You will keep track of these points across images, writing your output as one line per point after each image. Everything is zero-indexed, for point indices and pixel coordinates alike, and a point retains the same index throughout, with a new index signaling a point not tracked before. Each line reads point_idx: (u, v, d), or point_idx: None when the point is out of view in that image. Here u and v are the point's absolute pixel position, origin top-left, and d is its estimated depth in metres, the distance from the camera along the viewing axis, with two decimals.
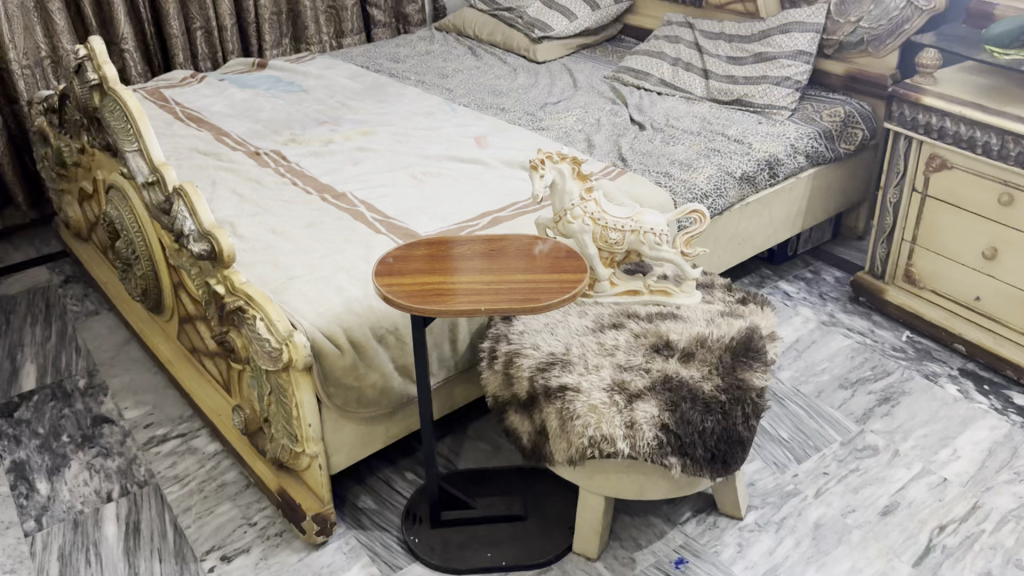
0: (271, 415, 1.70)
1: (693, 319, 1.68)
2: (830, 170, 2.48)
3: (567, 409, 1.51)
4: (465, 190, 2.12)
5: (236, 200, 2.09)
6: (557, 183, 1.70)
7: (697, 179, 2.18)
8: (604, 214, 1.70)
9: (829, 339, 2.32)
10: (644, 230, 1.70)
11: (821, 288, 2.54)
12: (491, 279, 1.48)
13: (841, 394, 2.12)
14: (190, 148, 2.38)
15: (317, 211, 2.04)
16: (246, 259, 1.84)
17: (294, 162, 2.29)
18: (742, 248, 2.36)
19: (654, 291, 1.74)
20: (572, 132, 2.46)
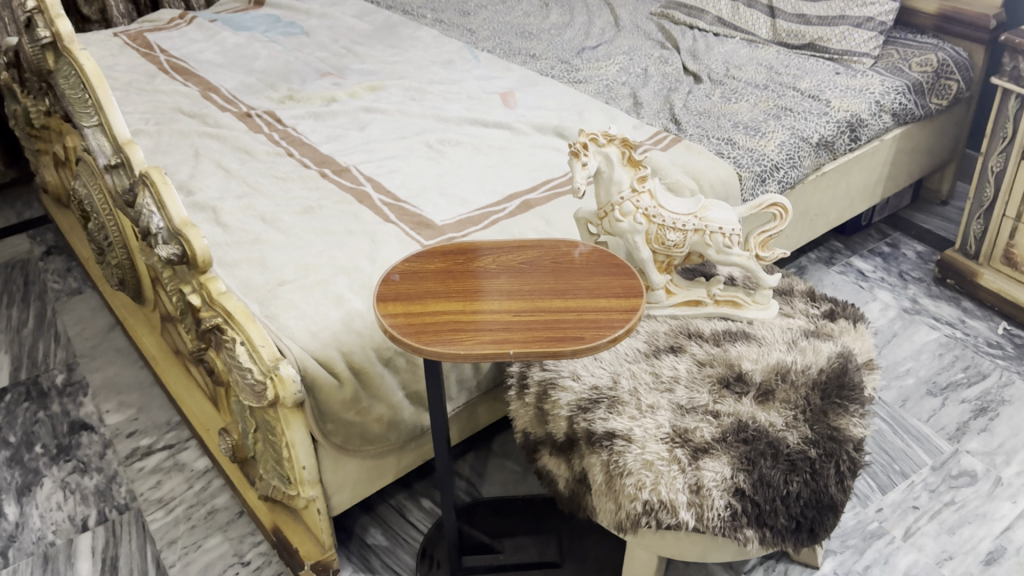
0: (259, 450, 1.42)
1: (770, 340, 1.37)
2: (918, 129, 2.12)
3: (615, 463, 1.22)
4: (489, 164, 1.80)
5: (221, 176, 1.79)
6: (602, 172, 1.37)
7: (766, 147, 1.84)
8: (661, 210, 1.38)
9: (912, 332, 1.99)
10: (711, 230, 1.38)
11: (900, 265, 2.21)
12: (523, 306, 1.18)
13: (929, 403, 1.82)
14: (173, 108, 2.06)
15: (314, 191, 1.73)
16: (228, 255, 1.54)
17: (291, 126, 1.97)
18: (813, 224, 2.02)
19: (720, 302, 1.43)
20: (614, 86, 2.11)
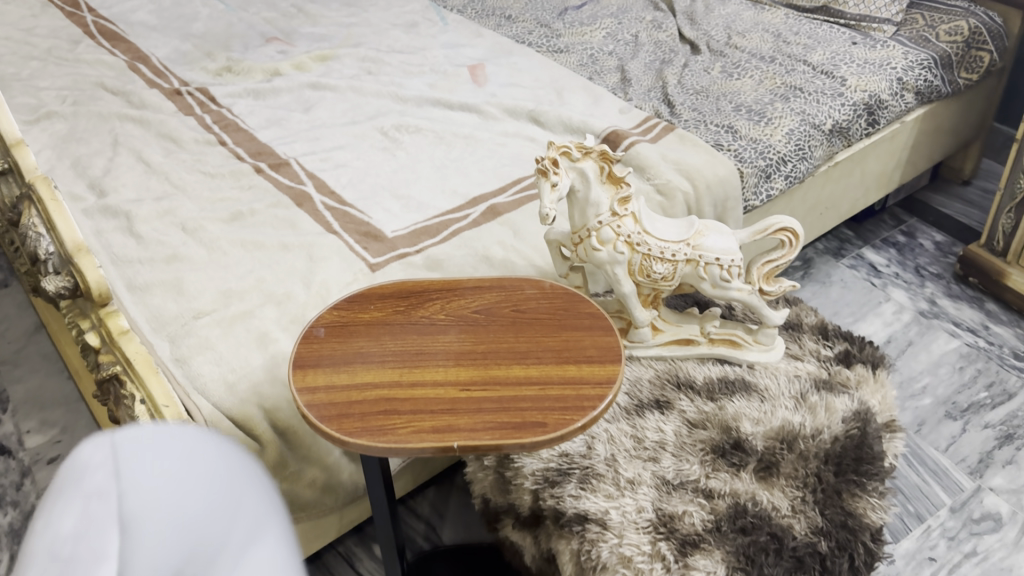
0: None
1: (773, 393, 1.15)
2: (943, 107, 1.87)
3: (586, 554, 1.01)
4: (451, 157, 1.56)
5: (141, 171, 1.54)
6: (576, 191, 1.14)
7: (772, 137, 1.59)
8: (647, 236, 1.15)
9: (929, 341, 1.78)
10: (706, 262, 1.15)
11: (916, 258, 1.99)
12: (475, 377, 0.96)
13: (948, 428, 1.62)
14: (94, 81, 1.80)
15: (247, 192, 1.50)
16: (140, 277, 1.32)
17: (228, 106, 1.71)
18: (823, 219, 1.79)
19: (715, 342, 1.21)
20: (599, 57, 1.85)
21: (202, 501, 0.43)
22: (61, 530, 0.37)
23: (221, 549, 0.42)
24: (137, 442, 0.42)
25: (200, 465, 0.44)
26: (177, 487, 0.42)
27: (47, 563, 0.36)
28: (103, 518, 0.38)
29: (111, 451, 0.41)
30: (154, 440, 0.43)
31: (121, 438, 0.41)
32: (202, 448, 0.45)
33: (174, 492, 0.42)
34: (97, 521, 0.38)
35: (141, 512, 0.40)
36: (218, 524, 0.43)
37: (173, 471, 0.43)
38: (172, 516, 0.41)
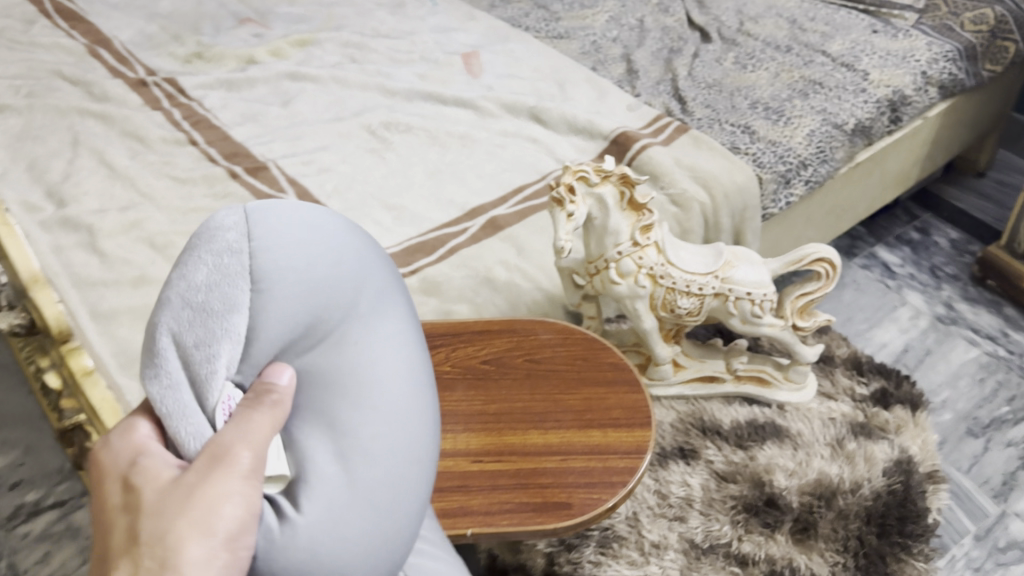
0: None
1: (808, 440, 1.06)
2: (965, 100, 1.75)
3: None
4: (446, 160, 1.44)
5: (104, 176, 1.40)
6: (593, 219, 1.02)
7: (793, 139, 1.47)
8: (671, 268, 1.03)
9: (947, 349, 1.70)
10: (736, 296, 1.04)
11: (932, 257, 1.91)
12: (487, 446, 0.85)
13: (969, 446, 1.53)
14: (51, 69, 1.64)
15: (222, 200, 1.36)
16: (105, 302, 1.19)
17: (199, 99, 1.57)
18: (839, 221, 1.69)
19: (743, 379, 1.11)
20: (602, 44, 1.73)
21: (318, 262, 0.57)
22: (196, 282, 0.54)
23: (348, 314, 0.58)
24: (262, 213, 0.57)
25: (330, 241, 0.59)
26: (292, 254, 0.56)
27: (184, 304, 0.54)
28: (229, 274, 0.54)
29: (244, 217, 0.56)
30: (269, 215, 0.57)
31: (253, 210, 0.57)
32: (331, 234, 0.59)
33: (292, 258, 0.56)
34: (223, 275, 0.54)
35: (271, 269, 0.55)
36: (349, 289, 0.58)
37: (289, 246, 0.56)
38: (284, 270, 0.55)
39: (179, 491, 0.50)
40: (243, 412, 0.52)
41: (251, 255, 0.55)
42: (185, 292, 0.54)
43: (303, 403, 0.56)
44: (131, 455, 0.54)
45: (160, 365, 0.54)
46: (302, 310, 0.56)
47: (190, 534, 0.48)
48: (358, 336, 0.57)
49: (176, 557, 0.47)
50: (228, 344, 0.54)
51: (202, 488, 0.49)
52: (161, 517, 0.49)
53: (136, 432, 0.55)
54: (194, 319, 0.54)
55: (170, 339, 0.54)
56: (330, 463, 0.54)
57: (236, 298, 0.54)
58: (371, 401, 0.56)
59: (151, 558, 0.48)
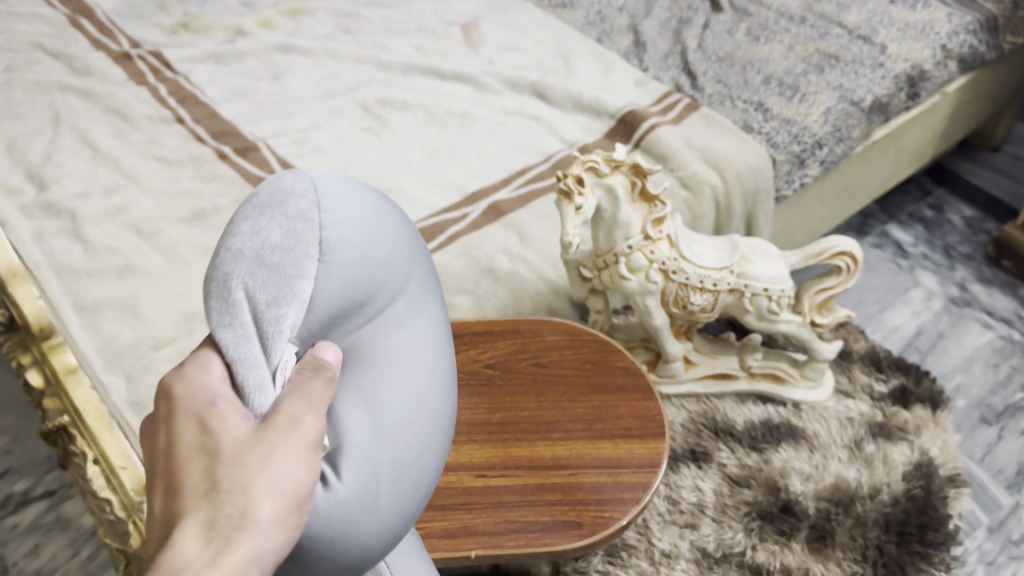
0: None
1: (824, 441, 1.02)
2: (985, 74, 1.68)
3: None
4: (445, 139, 1.37)
5: (87, 157, 1.34)
6: (602, 211, 0.96)
7: (808, 117, 1.40)
8: (684, 263, 0.98)
9: (961, 333, 1.66)
10: (752, 292, 0.99)
11: (945, 236, 1.86)
12: (491, 459, 0.80)
13: (983, 435, 1.50)
14: (30, 40, 1.56)
15: (211, 183, 1.31)
16: (89, 294, 1.14)
17: (186, 73, 1.50)
18: (852, 200, 1.63)
19: (756, 376, 1.06)
20: (607, 14, 1.65)
21: (388, 241, 0.53)
22: (270, 241, 0.50)
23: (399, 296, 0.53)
24: (331, 184, 0.53)
25: (391, 222, 0.54)
26: (363, 230, 0.52)
27: (256, 259, 0.49)
28: (304, 240, 0.50)
29: (314, 186, 0.52)
30: (337, 186, 0.53)
31: (321, 181, 0.53)
32: (390, 216, 0.55)
33: (359, 233, 0.51)
34: (298, 240, 0.50)
35: (338, 243, 0.51)
36: (402, 273, 0.53)
37: (362, 220, 0.52)
38: (350, 244, 0.51)
39: (259, 450, 0.45)
40: (301, 382, 0.48)
41: (323, 225, 0.51)
42: (259, 248, 0.50)
43: (348, 382, 0.51)
44: (197, 395, 0.48)
45: (230, 315, 0.49)
46: (360, 286, 0.51)
47: (268, 497, 0.44)
48: (413, 319, 0.53)
49: (254, 511, 0.44)
50: (297, 312, 0.49)
51: (284, 451, 0.45)
52: (238, 472, 0.45)
53: (202, 373, 0.49)
54: (268, 277, 0.49)
55: (241, 295, 0.49)
56: (369, 443, 0.49)
57: (305, 266, 0.49)
58: (410, 387, 0.51)
59: (230, 507, 0.44)
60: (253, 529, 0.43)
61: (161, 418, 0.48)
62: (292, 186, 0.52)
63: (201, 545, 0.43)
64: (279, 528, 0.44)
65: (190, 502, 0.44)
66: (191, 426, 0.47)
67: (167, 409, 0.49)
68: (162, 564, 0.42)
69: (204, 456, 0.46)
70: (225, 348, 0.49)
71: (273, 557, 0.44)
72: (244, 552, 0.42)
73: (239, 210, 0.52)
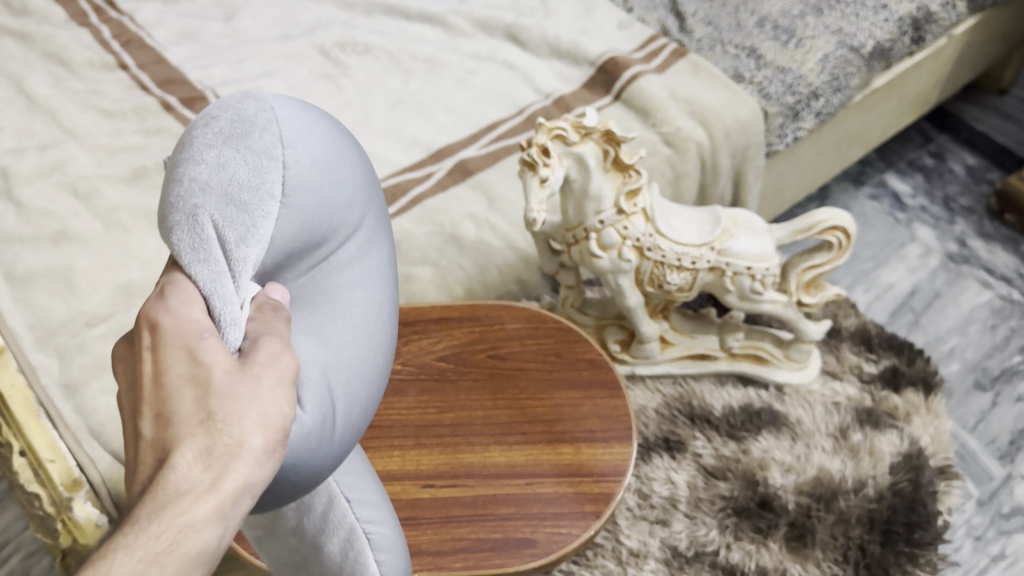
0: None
1: (808, 429, 0.95)
2: (996, 14, 1.56)
3: None
4: (410, 88, 1.27)
5: (21, 108, 1.23)
6: (571, 182, 0.86)
7: (804, 64, 1.29)
8: (661, 239, 0.89)
9: (958, 292, 1.59)
10: (734, 271, 0.91)
11: (946, 186, 1.77)
12: (441, 466, 0.74)
13: (977, 401, 1.44)
14: None
15: (156, 138, 1.21)
16: (21, 264, 1.05)
17: (131, 12, 1.38)
18: (848, 151, 1.53)
19: (737, 356, 0.99)
20: None
21: (346, 179, 0.52)
22: (236, 174, 0.47)
23: (357, 229, 0.53)
24: (287, 113, 0.50)
25: (346, 153, 0.53)
26: (325, 168, 0.51)
27: (222, 193, 0.47)
28: (271, 176, 0.48)
29: (274, 117, 0.50)
30: (295, 116, 0.51)
31: (277, 108, 0.50)
32: (346, 146, 0.53)
33: (321, 170, 0.50)
34: (265, 178, 0.48)
35: (301, 179, 0.49)
36: (360, 208, 0.53)
37: (324, 157, 0.51)
38: (313, 183, 0.50)
39: (250, 384, 0.45)
40: (269, 321, 0.48)
41: (288, 161, 0.49)
42: (227, 179, 0.47)
43: (304, 318, 0.52)
44: (180, 324, 0.46)
45: (198, 249, 0.46)
46: (321, 225, 0.51)
47: (259, 429, 0.44)
48: (367, 252, 0.54)
49: (249, 443, 0.44)
50: (262, 252, 0.48)
51: (268, 386, 0.45)
52: (231, 405, 0.45)
53: (181, 305, 0.46)
54: (235, 212, 0.47)
55: (209, 232, 0.46)
56: (327, 372, 0.50)
57: (270, 207, 0.48)
58: (363, 321, 0.52)
59: (226, 437, 0.44)
60: (250, 458, 0.44)
61: (142, 342, 0.47)
62: (251, 112, 0.49)
63: (199, 471, 0.43)
64: (272, 459, 0.45)
65: (185, 428, 0.45)
66: (177, 353, 0.46)
67: (147, 334, 0.47)
68: (163, 488, 0.43)
69: (193, 387, 0.45)
70: (191, 284, 0.46)
71: (263, 484, 0.45)
72: (240, 481, 0.43)
73: (192, 133, 0.49)
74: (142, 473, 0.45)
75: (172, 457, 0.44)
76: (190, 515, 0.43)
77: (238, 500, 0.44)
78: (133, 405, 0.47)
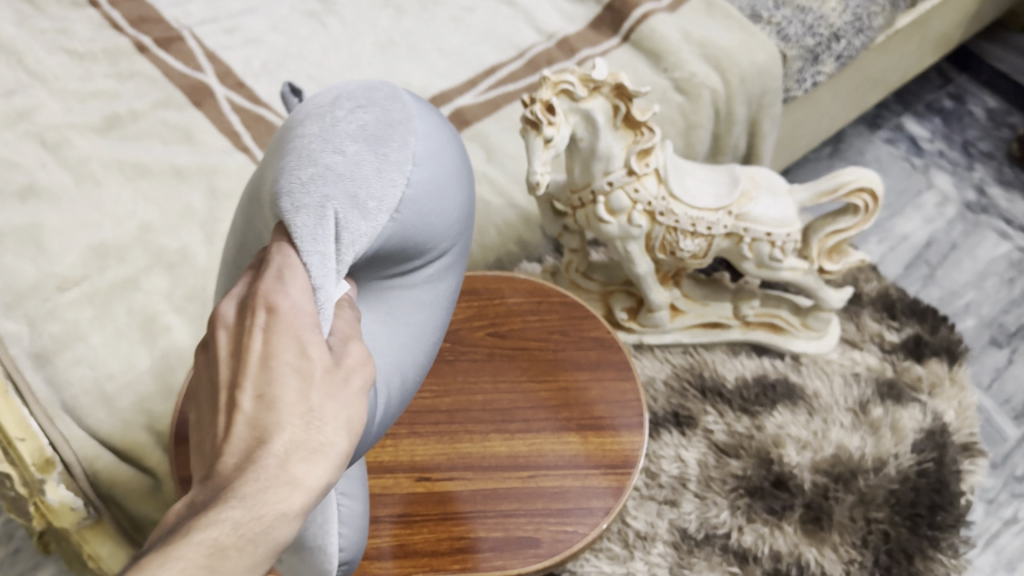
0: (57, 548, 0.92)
1: (827, 403, 0.92)
2: None
3: None
4: (402, 28, 1.18)
5: None
6: (578, 140, 0.79)
7: (825, 4, 1.19)
8: (674, 202, 0.82)
9: (976, 244, 1.52)
10: (753, 237, 0.84)
11: (965, 131, 1.69)
12: (439, 456, 0.70)
13: (993, 358, 1.39)
14: None
15: (129, 82, 1.12)
16: None
17: None
18: (867, 95, 1.45)
19: (752, 325, 0.94)
20: None
21: (456, 209, 0.52)
22: (370, 184, 0.47)
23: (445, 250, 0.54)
24: (432, 134, 0.51)
25: (465, 184, 0.53)
26: (441, 196, 0.51)
27: (350, 197, 0.46)
28: (396, 193, 0.48)
29: (420, 135, 0.50)
30: (435, 138, 0.51)
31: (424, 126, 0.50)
32: (467, 175, 0.54)
33: (440, 197, 0.51)
34: (391, 195, 0.48)
35: (423, 201, 0.49)
36: (458, 236, 0.54)
37: (447, 186, 0.51)
38: (432, 207, 0.50)
39: (346, 388, 0.44)
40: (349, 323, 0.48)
41: (415, 183, 0.49)
42: (360, 180, 0.47)
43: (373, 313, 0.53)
44: (297, 313, 0.44)
45: (316, 235, 0.45)
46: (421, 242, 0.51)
47: (346, 432, 0.43)
48: (442, 277, 0.55)
49: (340, 445, 0.43)
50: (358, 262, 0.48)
51: (353, 394, 0.45)
52: (329, 403, 0.43)
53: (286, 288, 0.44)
54: (353, 220, 0.46)
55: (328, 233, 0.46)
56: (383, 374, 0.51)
57: (384, 224, 0.48)
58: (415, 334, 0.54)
59: (319, 433, 0.42)
60: (337, 459, 0.43)
61: (254, 320, 0.44)
62: (398, 116, 0.49)
63: (297, 463, 0.41)
64: (349, 463, 0.44)
65: (281, 416, 0.42)
66: (288, 339, 0.43)
67: (262, 313, 0.44)
68: (262, 471, 0.41)
69: (292, 378, 0.43)
70: (298, 264, 0.45)
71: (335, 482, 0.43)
72: (326, 478, 0.42)
73: (339, 124, 0.48)
74: (231, 447, 0.42)
75: (266, 442, 0.41)
76: (284, 505, 0.41)
77: (318, 497, 0.42)
78: (231, 377, 0.44)
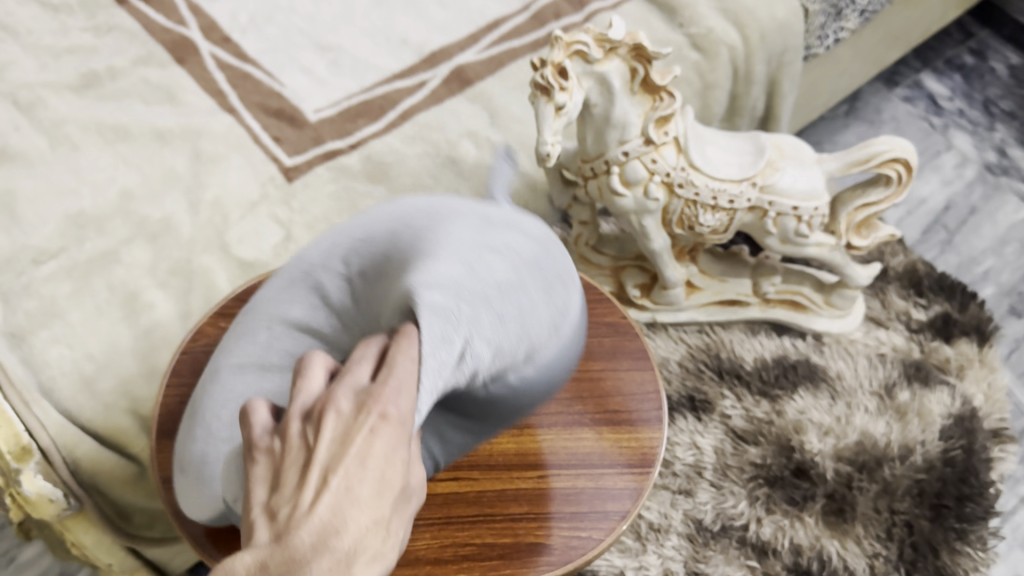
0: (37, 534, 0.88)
1: (850, 385, 0.94)
2: None
3: None
4: None
5: None
6: (592, 107, 0.72)
7: None
8: (695, 174, 0.76)
9: (996, 208, 1.47)
10: (778, 212, 0.79)
11: (986, 89, 1.63)
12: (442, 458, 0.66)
13: (1012, 328, 1.34)
14: None
15: (106, 37, 1.04)
16: None
17: None
18: (888, 52, 1.37)
19: (772, 301, 0.94)
20: None
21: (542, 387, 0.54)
22: (501, 342, 0.49)
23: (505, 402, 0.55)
24: (569, 328, 0.54)
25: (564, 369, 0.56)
26: (539, 371, 0.53)
27: (483, 338, 0.48)
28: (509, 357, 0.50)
29: (560, 327, 0.53)
30: (568, 330, 0.54)
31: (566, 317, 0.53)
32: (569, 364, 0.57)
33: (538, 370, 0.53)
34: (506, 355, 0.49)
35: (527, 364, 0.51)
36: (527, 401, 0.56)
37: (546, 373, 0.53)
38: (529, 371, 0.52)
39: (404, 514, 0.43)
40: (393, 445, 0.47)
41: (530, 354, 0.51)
42: (497, 331, 0.48)
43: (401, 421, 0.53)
44: (401, 422, 0.42)
45: (445, 367, 0.45)
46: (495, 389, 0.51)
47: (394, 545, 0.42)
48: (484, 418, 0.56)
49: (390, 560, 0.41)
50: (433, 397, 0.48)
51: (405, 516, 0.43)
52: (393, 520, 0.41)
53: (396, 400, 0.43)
54: (469, 362, 0.47)
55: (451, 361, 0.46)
56: None
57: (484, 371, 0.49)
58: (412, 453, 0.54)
59: (381, 538, 0.40)
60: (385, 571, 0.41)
61: (364, 420, 0.41)
62: (558, 304, 0.53)
63: (365, 563, 0.39)
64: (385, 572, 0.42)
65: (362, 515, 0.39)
66: (393, 447, 0.41)
67: (373, 416, 0.41)
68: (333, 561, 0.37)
69: (384, 484, 0.40)
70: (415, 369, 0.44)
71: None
72: None
73: (516, 278, 0.50)
74: (307, 522, 0.38)
75: (345, 538, 0.38)
76: None
77: None
78: (325, 458, 0.40)
